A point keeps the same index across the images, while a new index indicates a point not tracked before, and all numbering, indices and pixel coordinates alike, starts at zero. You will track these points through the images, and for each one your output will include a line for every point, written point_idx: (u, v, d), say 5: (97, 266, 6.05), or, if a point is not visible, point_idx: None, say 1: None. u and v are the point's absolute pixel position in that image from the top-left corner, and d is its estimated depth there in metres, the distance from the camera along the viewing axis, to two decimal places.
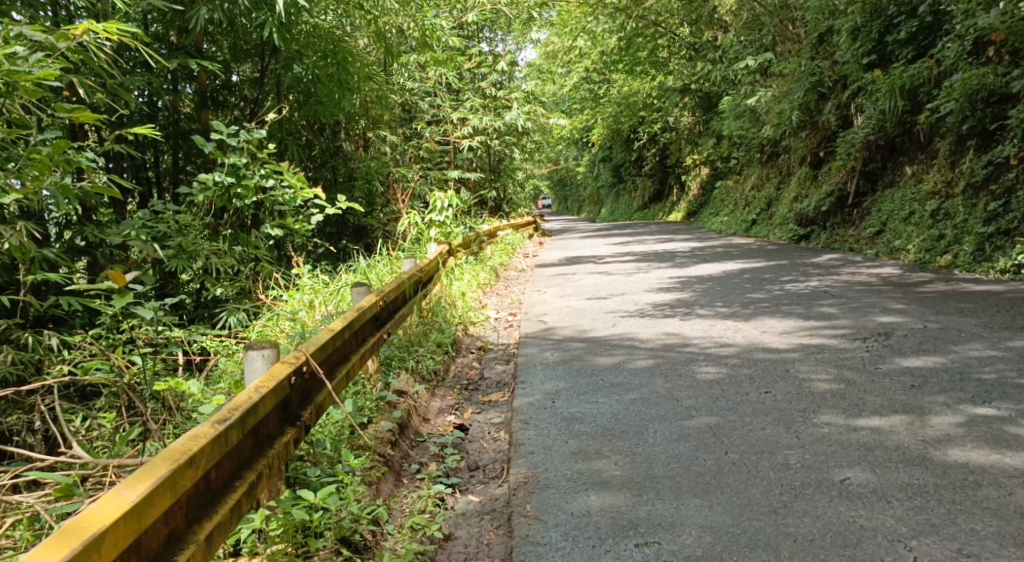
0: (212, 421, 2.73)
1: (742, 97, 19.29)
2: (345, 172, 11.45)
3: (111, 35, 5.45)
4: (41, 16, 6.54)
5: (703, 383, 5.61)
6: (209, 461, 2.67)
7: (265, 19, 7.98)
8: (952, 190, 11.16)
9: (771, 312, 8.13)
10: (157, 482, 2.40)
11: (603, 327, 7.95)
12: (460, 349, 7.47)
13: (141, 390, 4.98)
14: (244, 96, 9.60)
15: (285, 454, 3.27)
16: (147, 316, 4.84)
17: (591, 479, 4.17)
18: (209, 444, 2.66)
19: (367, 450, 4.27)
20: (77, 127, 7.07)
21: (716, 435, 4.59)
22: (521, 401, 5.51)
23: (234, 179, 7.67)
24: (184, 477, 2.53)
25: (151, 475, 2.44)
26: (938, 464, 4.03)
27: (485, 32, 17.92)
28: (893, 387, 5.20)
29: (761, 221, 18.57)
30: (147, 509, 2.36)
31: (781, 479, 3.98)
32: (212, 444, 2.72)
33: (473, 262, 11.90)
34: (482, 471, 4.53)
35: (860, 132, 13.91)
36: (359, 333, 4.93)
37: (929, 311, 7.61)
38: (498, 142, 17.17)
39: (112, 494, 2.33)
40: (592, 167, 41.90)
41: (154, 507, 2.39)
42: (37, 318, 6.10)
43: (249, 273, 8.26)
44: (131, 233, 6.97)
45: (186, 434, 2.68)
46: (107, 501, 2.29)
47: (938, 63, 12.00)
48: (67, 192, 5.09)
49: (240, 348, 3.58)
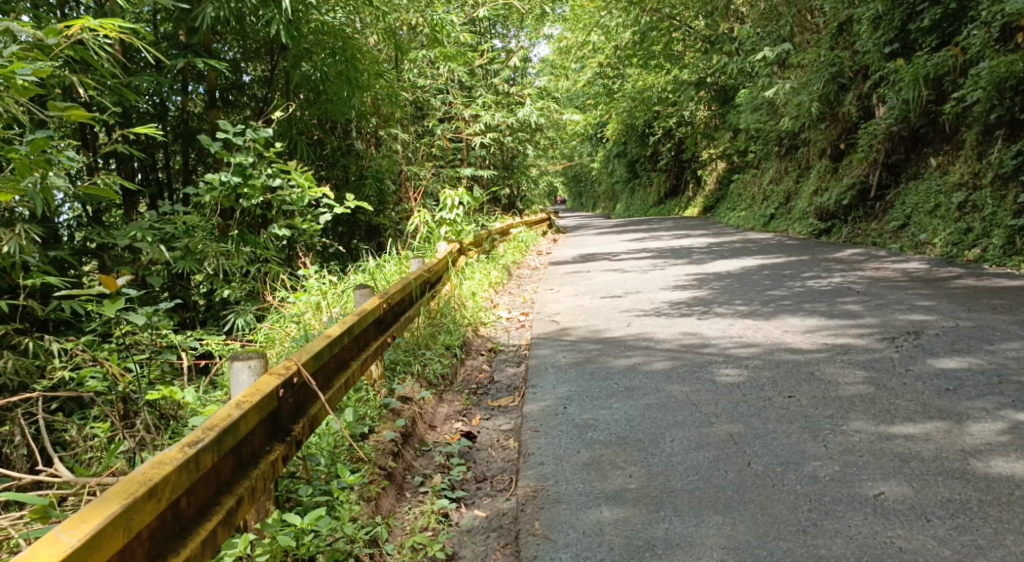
0: (180, 445, 2.51)
1: (759, 90, 18.97)
2: (356, 170, 11.18)
3: (108, 33, 5.07)
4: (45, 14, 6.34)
5: (723, 387, 5.34)
6: (176, 490, 2.45)
7: (272, 16, 7.75)
8: (980, 181, 10.86)
9: (792, 310, 7.83)
10: (104, 521, 2.18)
11: (618, 327, 7.69)
12: (470, 351, 7.23)
13: (135, 398, 4.71)
14: (254, 95, 9.35)
15: (272, 473, 3.04)
16: (141, 323, 4.56)
17: (604, 493, 3.92)
18: (173, 471, 2.44)
19: (367, 463, 4.04)
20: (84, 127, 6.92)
21: (738, 444, 4.32)
22: (531, 407, 5.26)
23: (241, 178, 7.41)
24: (143, 510, 2.31)
25: (99, 514, 2.21)
26: (981, 476, 3.76)
27: (498, 28, 17.65)
28: (926, 391, 4.92)
29: (779, 216, 18.26)
30: (92, 553, 2.14)
31: (809, 494, 3.71)
32: (179, 472, 2.49)
33: (485, 260, 11.68)
34: (489, 483, 4.29)
35: (883, 123, 13.59)
36: (361, 338, 4.70)
37: (960, 307, 7.31)
38: (511, 139, 16.92)
39: (51, 538, 2.11)
40: (607, 163, 41.53)
41: (102, 550, 2.17)
42: (43, 321, 5.86)
43: (257, 274, 8.01)
44: (137, 235, 6.79)
45: (148, 463, 2.45)
46: (43, 547, 2.07)
47: (963, 50, 11.67)
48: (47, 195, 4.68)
49: (225, 359, 3.36)
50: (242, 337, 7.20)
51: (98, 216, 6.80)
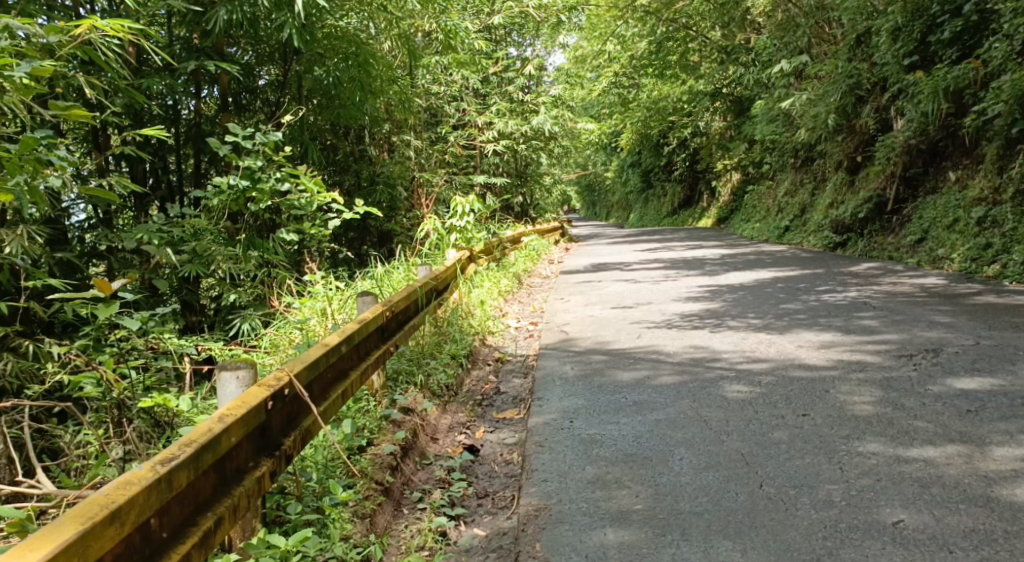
0: (150, 464, 2.41)
1: (774, 101, 18.76)
2: (368, 176, 11.05)
3: (116, 33, 4.85)
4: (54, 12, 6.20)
5: (734, 403, 5.20)
6: (143, 512, 2.33)
7: (285, 19, 7.65)
8: (1000, 196, 10.71)
9: (807, 325, 7.65)
10: (56, 546, 2.05)
11: (627, 338, 7.53)
12: (476, 361, 7.08)
13: (130, 405, 4.46)
14: (267, 100, 9.19)
15: (255, 490, 2.96)
16: (136, 327, 4.33)
17: (609, 514, 3.76)
18: (141, 491, 2.33)
19: (362, 478, 3.90)
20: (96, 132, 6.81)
21: (750, 465, 4.17)
22: (536, 421, 5.11)
23: (250, 182, 7.23)
24: (106, 535, 2.19)
25: (50, 540, 2.09)
26: (1006, 505, 3.60)
27: (513, 36, 17.53)
28: (946, 412, 4.79)
29: (794, 228, 18.06)
30: None
31: (824, 520, 3.54)
32: (150, 492, 2.37)
33: (495, 269, 11.55)
34: (490, 499, 4.14)
35: (900, 136, 13.42)
36: (362, 347, 4.57)
37: (980, 325, 7.15)
38: (525, 147, 16.80)
39: None
40: (621, 172, 41.37)
41: None
42: (46, 323, 5.67)
43: (264, 279, 7.86)
44: (144, 237, 6.67)
45: (114, 483, 2.34)
46: None
47: (984, 63, 11.52)
48: (36, 197, 4.45)
49: (213, 370, 3.32)
50: (246, 342, 7.06)
51: (110, 218, 6.70)
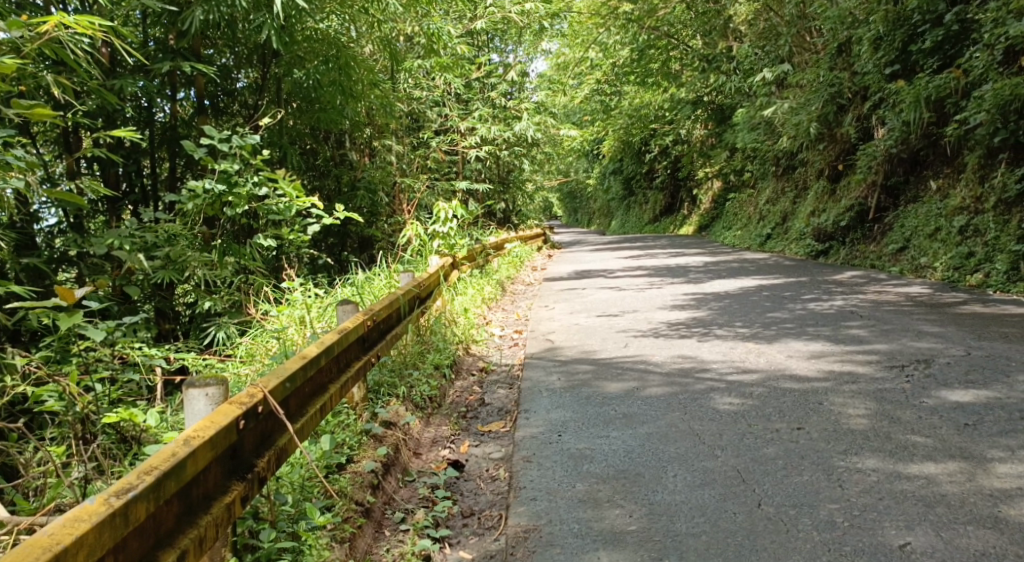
0: (103, 498, 2.37)
1: (756, 109, 18.72)
2: (348, 181, 10.80)
3: (84, 29, 4.59)
4: (21, 10, 5.96)
5: (725, 416, 5.04)
6: (93, 551, 2.30)
7: (264, 20, 7.43)
8: (982, 205, 10.66)
9: (795, 334, 7.51)
10: None
11: (613, 348, 7.36)
12: (460, 371, 6.89)
13: (94, 420, 4.25)
14: (245, 102, 8.94)
15: (225, 517, 2.88)
16: (101, 338, 4.24)
17: (603, 535, 3.63)
18: (90, 529, 2.30)
19: (341, 500, 3.72)
20: (67, 135, 6.55)
21: (746, 481, 4.02)
22: (523, 434, 4.93)
23: (226, 186, 6.98)
24: None
25: None
26: (1015, 526, 3.48)
27: (496, 43, 17.57)
28: (944, 426, 4.66)
29: (776, 236, 18.01)
30: None
31: (827, 543, 3.43)
32: (101, 529, 2.33)
33: (478, 276, 11.37)
34: (476, 519, 3.98)
35: (882, 145, 13.34)
36: (341, 359, 4.37)
37: (969, 335, 7.04)
38: (507, 153, 16.64)
39: None
40: (602, 180, 41.32)
41: None
42: (12, 332, 5.40)
43: (241, 285, 7.63)
44: (116, 242, 6.37)
45: (64, 520, 2.32)
46: None
47: (965, 73, 11.44)
48: None
49: (181, 385, 3.14)
50: (222, 351, 6.84)
51: (81, 224, 6.46)
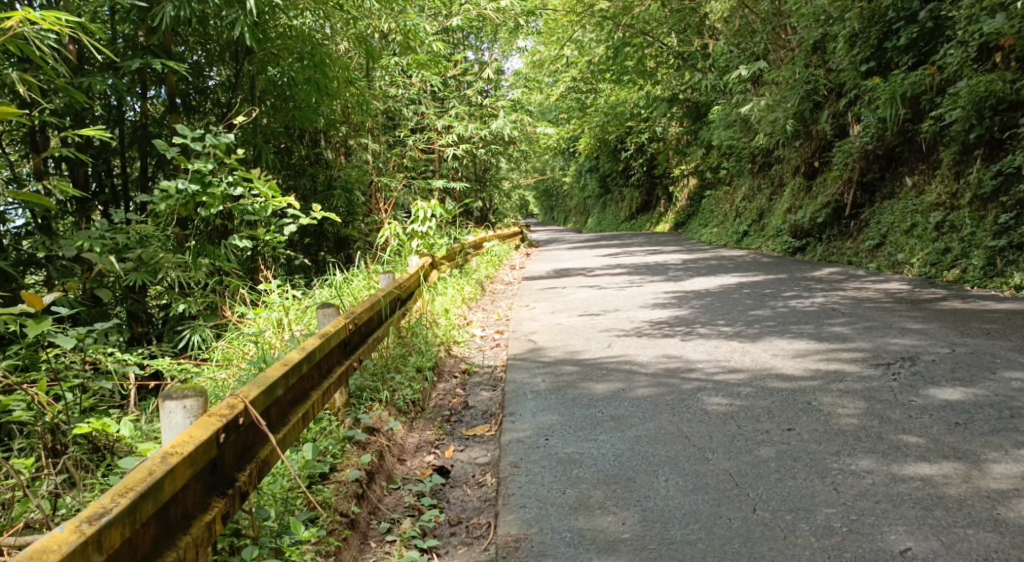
0: (73, 525, 2.26)
1: (732, 106, 18.70)
2: (324, 180, 10.61)
3: (49, 24, 4.36)
4: None
5: (713, 418, 4.96)
6: None
7: (236, 17, 7.22)
8: (958, 201, 10.66)
9: (778, 333, 7.44)
10: None
11: (596, 348, 7.26)
12: (442, 373, 6.75)
13: (65, 431, 4.10)
14: (218, 101, 8.73)
15: (205, 537, 2.76)
16: (70, 345, 4.08)
17: (596, 544, 3.54)
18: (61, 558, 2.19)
19: (325, 511, 3.61)
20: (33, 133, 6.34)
21: (739, 485, 3.94)
22: (509, 438, 4.82)
23: (200, 187, 6.75)
24: None
25: None
26: (1016, 529, 3.43)
27: (471, 40, 17.30)
28: (935, 425, 4.60)
29: (753, 232, 18.05)
30: None
31: (827, 550, 3.37)
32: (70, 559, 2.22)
33: (457, 275, 11.23)
34: (465, 527, 3.87)
35: (857, 142, 13.35)
36: (323, 364, 4.23)
37: (952, 331, 7.01)
38: (484, 151, 16.49)
39: None
40: (578, 178, 41.24)
41: None
42: None
43: (216, 288, 7.47)
44: (85, 244, 6.16)
45: (32, 550, 2.21)
46: None
47: (940, 70, 11.49)
48: None
49: (157, 398, 3.01)
50: (197, 355, 6.66)
51: (49, 225, 6.29)
